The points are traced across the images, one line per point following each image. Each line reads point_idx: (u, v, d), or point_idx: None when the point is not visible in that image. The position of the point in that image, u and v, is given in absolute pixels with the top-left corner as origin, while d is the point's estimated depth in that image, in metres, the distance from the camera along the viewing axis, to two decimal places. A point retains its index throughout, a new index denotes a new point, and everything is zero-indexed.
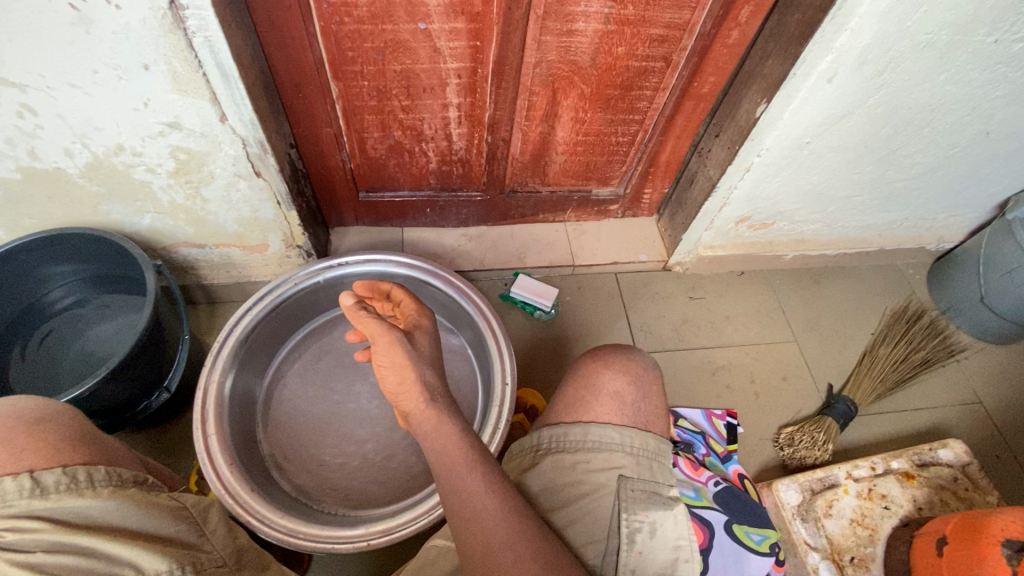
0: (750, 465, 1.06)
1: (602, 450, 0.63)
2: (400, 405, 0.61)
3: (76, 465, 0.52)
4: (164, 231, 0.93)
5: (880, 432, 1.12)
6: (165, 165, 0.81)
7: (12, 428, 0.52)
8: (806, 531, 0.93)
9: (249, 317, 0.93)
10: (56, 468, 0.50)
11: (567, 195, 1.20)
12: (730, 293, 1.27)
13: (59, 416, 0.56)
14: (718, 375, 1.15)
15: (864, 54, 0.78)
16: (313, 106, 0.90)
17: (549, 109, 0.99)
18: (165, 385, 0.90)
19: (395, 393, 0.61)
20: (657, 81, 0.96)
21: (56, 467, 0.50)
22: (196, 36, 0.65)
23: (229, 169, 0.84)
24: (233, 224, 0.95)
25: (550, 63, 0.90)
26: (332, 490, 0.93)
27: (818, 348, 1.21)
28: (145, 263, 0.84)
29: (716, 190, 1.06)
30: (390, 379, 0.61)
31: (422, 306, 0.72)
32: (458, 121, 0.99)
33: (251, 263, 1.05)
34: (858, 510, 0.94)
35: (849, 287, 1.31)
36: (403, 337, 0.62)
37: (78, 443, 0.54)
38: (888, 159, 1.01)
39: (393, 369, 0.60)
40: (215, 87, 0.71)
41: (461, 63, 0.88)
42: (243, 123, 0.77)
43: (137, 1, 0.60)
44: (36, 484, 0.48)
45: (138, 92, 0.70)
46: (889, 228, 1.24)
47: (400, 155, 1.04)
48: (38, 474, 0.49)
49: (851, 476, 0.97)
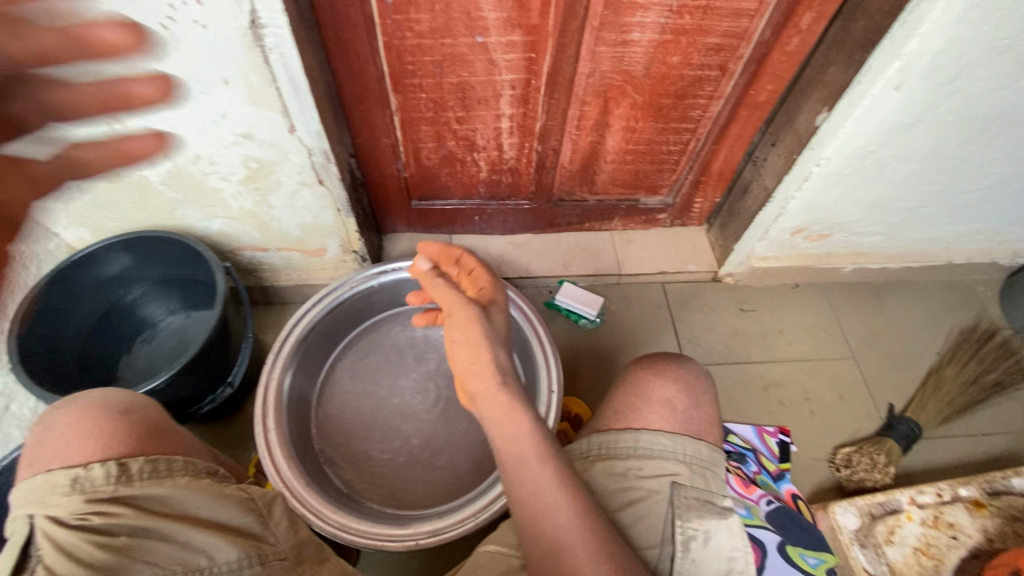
0: (804, 485, 1.02)
1: (654, 458, 0.62)
2: (467, 384, 0.61)
3: (157, 455, 0.55)
4: (232, 235, 0.99)
5: (946, 457, 1.06)
6: (237, 173, 0.86)
7: (103, 416, 0.56)
8: (866, 557, 0.88)
9: (307, 318, 0.98)
10: (140, 457, 0.53)
11: (614, 204, 1.20)
12: (783, 306, 1.23)
13: (143, 407, 0.60)
14: (770, 391, 1.12)
15: (935, 61, 0.75)
16: (373, 117, 0.94)
17: (600, 118, 0.99)
18: (228, 380, 0.95)
19: (464, 371, 0.61)
20: (711, 89, 0.95)
21: (140, 456, 0.53)
22: (272, 53, 0.69)
23: (295, 177, 0.88)
24: (295, 229, 1.00)
25: (603, 73, 0.91)
26: (378, 487, 0.95)
27: (878, 366, 1.16)
28: (216, 266, 0.89)
29: (771, 200, 1.03)
30: (462, 355, 0.62)
31: (495, 279, 0.74)
32: (510, 131, 1.00)
33: (309, 267, 1.09)
34: (922, 538, 0.89)
35: (913, 303, 1.25)
36: (480, 313, 0.64)
37: (160, 431, 0.58)
38: (959, 169, 0.96)
39: (466, 345, 0.62)
40: (286, 100, 0.76)
41: (516, 75, 0.89)
42: (310, 133, 0.81)
43: (222, 21, 0.65)
44: (122, 471, 0.51)
45: (217, 105, 0.75)
46: (959, 242, 1.17)
47: (453, 164, 1.06)
48: (124, 462, 0.52)
49: (914, 501, 0.92)
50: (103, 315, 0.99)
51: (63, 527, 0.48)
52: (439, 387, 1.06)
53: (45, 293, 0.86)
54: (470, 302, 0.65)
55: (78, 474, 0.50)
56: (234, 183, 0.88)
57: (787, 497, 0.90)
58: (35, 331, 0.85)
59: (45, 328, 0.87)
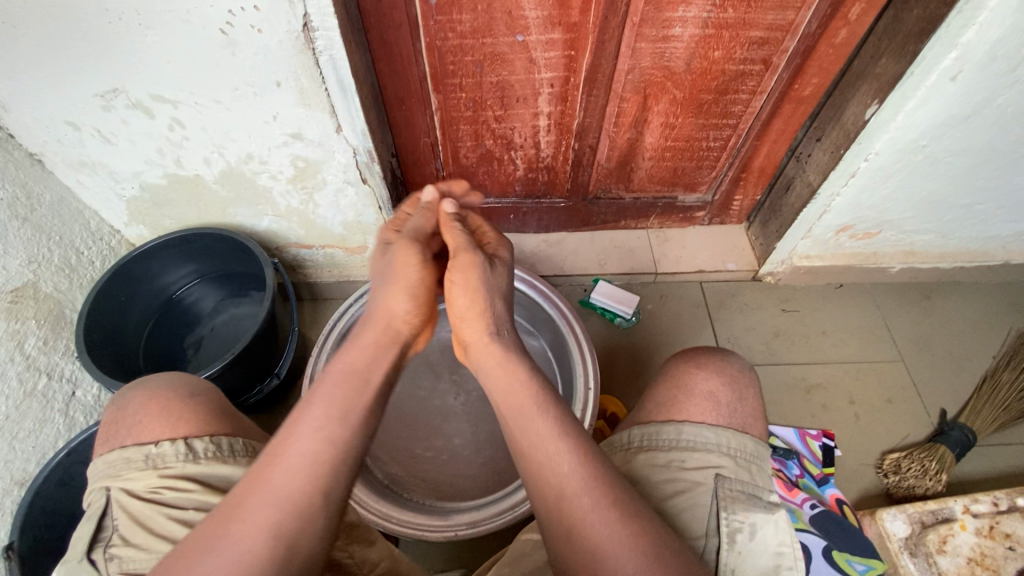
0: (850, 491, 0.99)
1: (697, 450, 0.61)
2: (462, 331, 0.65)
3: (221, 434, 0.56)
4: (279, 232, 1.02)
5: (1003, 465, 1.01)
6: (285, 172, 0.89)
7: None
8: (916, 566, 0.85)
9: (349, 314, 1.00)
10: (205, 436, 0.54)
11: (651, 202, 1.19)
12: (826, 306, 1.19)
13: None
14: (813, 394, 1.09)
15: (995, 51, 0.72)
16: (414, 117, 0.96)
17: (638, 115, 0.99)
18: (276, 371, 0.99)
19: (461, 317, 0.65)
20: (754, 84, 0.93)
21: (205, 435, 0.54)
22: (322, 54, 0.72)
23: (340, 176, 0.91)
24: (339, 227, 1.03)
25: (643, 69, 0.90)
26: (422, 480, 0.96)
27: (929, 369, 1.11)
28: (265, 261, 0.93)
29: (816, 197, 1.00)
30: (459, 302, 0.65)
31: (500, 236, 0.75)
32: (548, 129, 1.01)
33: (351, 263, 1.12)
34: (976, 549, 0.85)
35: (966, 304, 1.19)
36: (483, 263, 0.67)
37: None
38: (1019, 163, 0.91)
39: (465, 289, 0.65)
40: (334, 100, 0.78)
41: (555, 73, 0.90)
42: (356, 133, 0.84)
43: (276, 25, 0.67)
44: (189, 449, 0.53)
45: (269, 107, 0.78)
46: (1018, 240, 1.12)
47: (491, 163, 1.07)
48: (191, 441, 0.53)
49: (969, 510, 0.88)
50: (159, 307, 1.04)
51: (138, 498, 0.51)
52: (475, 383, 1.07)
53: (109, 285, 0.92)
54: (476, 251, 0.68)
55: (151, 451, 0.52)
56: (283, 182, 0.91)
57: (831, 502, 0.88)
58: (100, 321, 0.90)
59: (109, 319, 0.93)
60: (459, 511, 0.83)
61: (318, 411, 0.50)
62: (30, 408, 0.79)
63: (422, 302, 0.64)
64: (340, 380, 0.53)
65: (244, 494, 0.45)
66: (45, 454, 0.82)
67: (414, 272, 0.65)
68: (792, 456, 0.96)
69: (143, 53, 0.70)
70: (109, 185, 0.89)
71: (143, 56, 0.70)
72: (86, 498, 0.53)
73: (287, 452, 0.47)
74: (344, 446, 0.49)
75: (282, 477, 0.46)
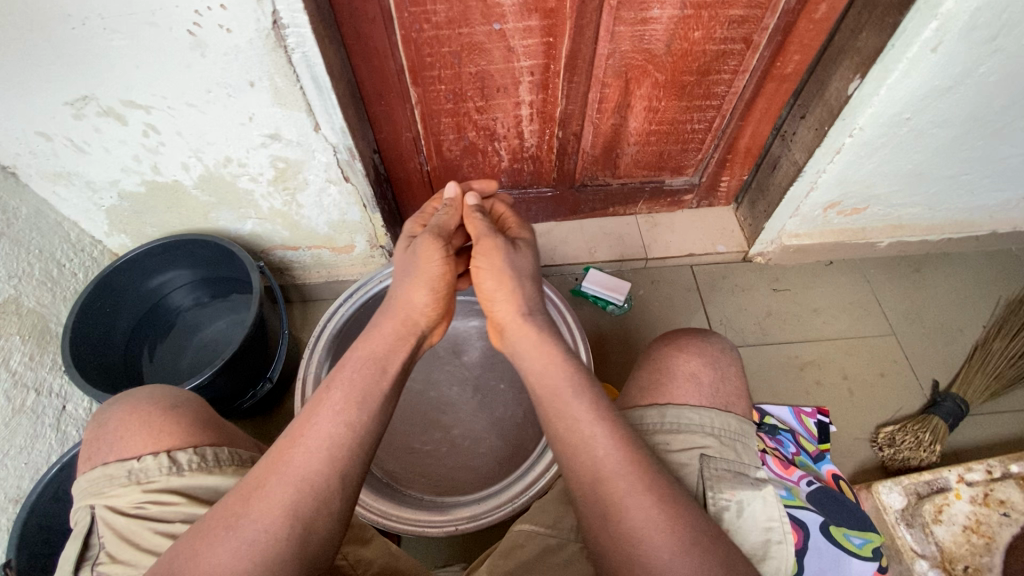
0: (846, 465, 1.00)
1: (682, 432, 0.61)
2: (495, 313, 0.67)
3: (205, 444, 0.55)
4: (263, 234, 1.01)
5: (995, 432, 1.02)
6: (265, 174, 0.88)
7: None
8: (913, 537, 0.86)
9: (338, 314, 1.00)
10: (189, 448, 0.53)
11: (638, 187, 1.19)
12: (817, 284, 1.20)
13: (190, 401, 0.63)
14: (806, 371, 1.09)
15: (974, 20, 0.71)
16: (394, 112, 0.95)
17: (621, 100, 0.98)
18: (267, 376, 0.97)
19: (490, 300, 0.67)
20: (736, 63, 0.92)
21: (189, 446, 0.53)
22: (295, 52, 0.71)
23: (322, 175, 0.90)
24: (324, 226, 1.02)
25: (624, 53, 0.89)
26: (420, 476, 0.94)
27: (920, 341, 1.12)
28: (251, 266, 0.92)
29: (802, 174, 1.00)
30: (488, 285, 0.68)
31: (521, 222, 0.78)
32: (530, 118, 1.00)
33: (338, 263, 1.12)
34: (972, 517, 0.86)
35: (955, 276, 1.20)
36: (507, 247, 0.70)
37: None
38: (1002, 132, 0.91)
39: (494, 273, 0.67)
40: (310, 98, 0.77)
41: (534, 61, 0.89)
42: (334, 131, 0.83)
43: (245, 23, 0.66)
44: (173, 462, 0.52)
45: (245, 108, 0.77)
46: (1004, 210, 1.12)
47: (474, 155, 1.06)
48: (174, 453, 0.52)
49: (963, 480, 0.89)
50: (144, 317, 1.03)
51: (123, 515, 0.50)
52: (469, 377, 1.07)
53: (93, 296, 0.90)
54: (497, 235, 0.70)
55: (133, 466, 0.52)
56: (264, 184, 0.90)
57: (826, 477, 0.88)
58: (85, 332, 0.89)
59: (93, 330, 0.92)
60: (456, 506, 0.84)
61: (336, 397, 0.54)
62: (19, 425, 0.78)
63: (443, 301, 0.67)
64: (355, 371, 0.57)
65: (266, 472, 0.49)
66: (38, 470, 0.81)
67: (439, 267, 0.67)
68: (785, 433, 0.96)
69: (111, 58, 0.68)
70: (86, 195, 0.87)
71: (110, 61, 0.68)
72: (72, 517, 0.53)
73: (308, 439, 0.51)
74: (360, 426, 0.53)
75: (300, 461, 0.49)
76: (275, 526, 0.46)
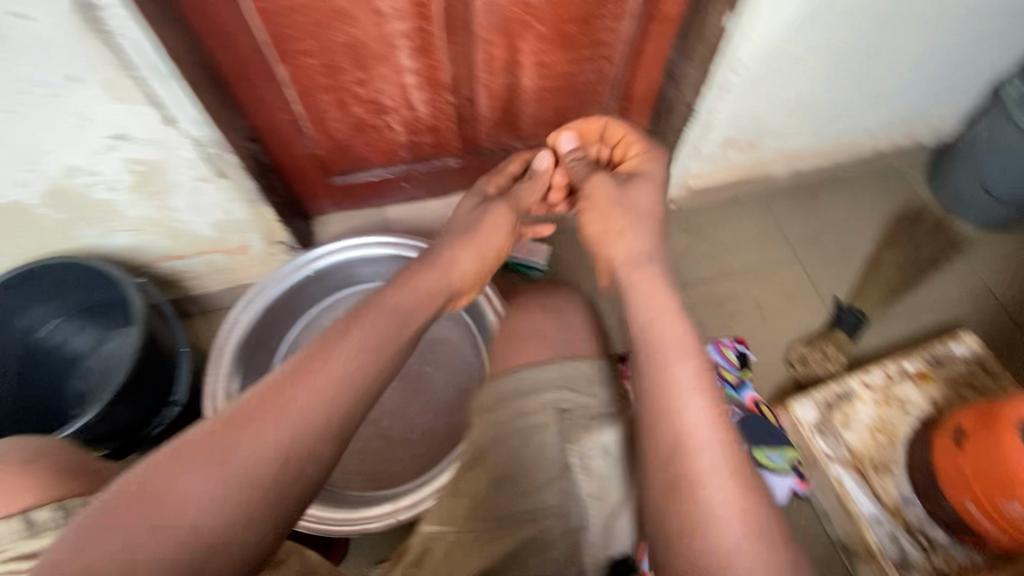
0: (765, 389, 1.06)
1: (543, 391, 0.64)
2: (605, 253, 0.64)
3: (72, 496, 0.48)
4: (141, 246, 0.92)
5: (892, 336, 1.10)
6: (123, 180, 0.79)
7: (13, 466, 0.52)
8: (827, 444, 0.92)
9: (240, 323, 0.93)
10: (51, 504, 0.47)
11: (544, 147, 1.16)
12: (726, 221, 1.24)
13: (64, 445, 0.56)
14: (723, 306, 1.14)
15: None
16: (264, 94, 0.86)
17: (509, 57, 0.94)
18: (174, 399, 0.91)
19: (601, 240, 0.65)
20: (616, 8, 0.90)
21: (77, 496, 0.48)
22: (116, 37, 0.61)
23: (191, 173, 0.81)
24: (210, 229, 0.93)
25: (501, 7, 0.84)
26: (353, 472, 0.94)
27: (821, 262, 1.19)
28: (128, 285, 0.83)
29: (696, 116, 1.01)
30: (594, 227, 0.66)
31: (638, 142, 0.78)
32: (417, 86, 0.94)
33: (237, 267, 1.03)
34: (875, 417, 0.94)
35: (847, 196, 1.27)
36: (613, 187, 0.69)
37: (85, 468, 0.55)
38: (869, 54, 0.95)
39: (599, 213, 0.66)
40: (151, 88, 0.68)
41: (407, 23, 0.82)
42: (192, 123, 0.74)
43: (43, 7, 0.56)
44: (29, 523, 0.45)
45: (75, 109, 0.67)
46: (883, 128, 1.18)
47: (365, 132, 1.00)
48: (30, 513, 0.45)
49: (865, 385, 0.96)
50: (16, 360, 0.92)
51: None
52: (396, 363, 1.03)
53: None
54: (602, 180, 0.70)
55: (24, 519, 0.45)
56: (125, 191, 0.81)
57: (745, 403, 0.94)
58: None
59: None
60: (394, 497, 0.82)
61: (337, 364, 0.49)
62: None
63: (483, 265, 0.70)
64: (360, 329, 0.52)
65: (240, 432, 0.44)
66: None
67: (482, 237, 0.71)
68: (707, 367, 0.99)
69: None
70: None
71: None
72: None
73: (296, 401, 0.47)
74: (367, 366, 0.50)
75: (280, 429, 0.45)
76: (246, 498, 0.42)
